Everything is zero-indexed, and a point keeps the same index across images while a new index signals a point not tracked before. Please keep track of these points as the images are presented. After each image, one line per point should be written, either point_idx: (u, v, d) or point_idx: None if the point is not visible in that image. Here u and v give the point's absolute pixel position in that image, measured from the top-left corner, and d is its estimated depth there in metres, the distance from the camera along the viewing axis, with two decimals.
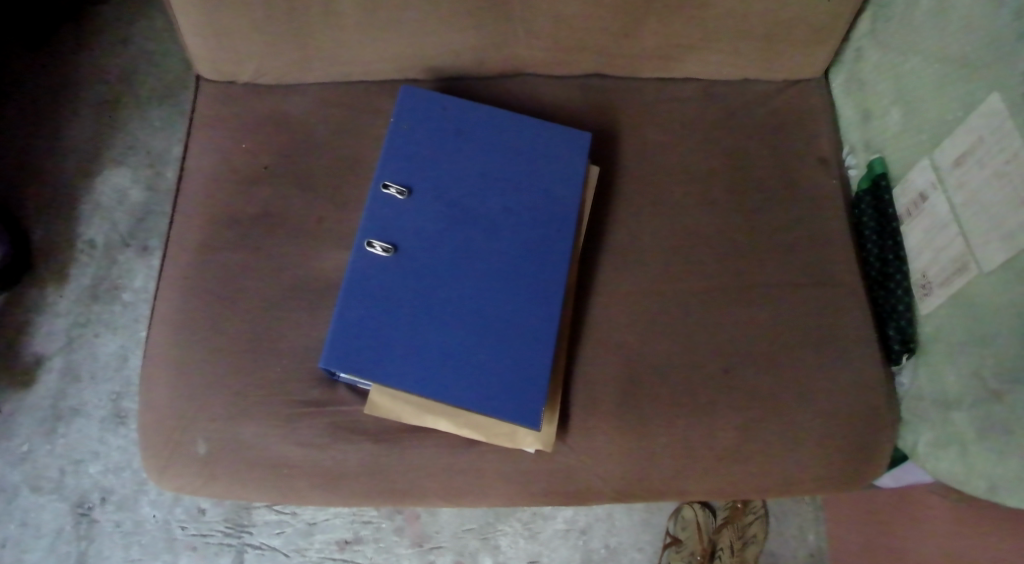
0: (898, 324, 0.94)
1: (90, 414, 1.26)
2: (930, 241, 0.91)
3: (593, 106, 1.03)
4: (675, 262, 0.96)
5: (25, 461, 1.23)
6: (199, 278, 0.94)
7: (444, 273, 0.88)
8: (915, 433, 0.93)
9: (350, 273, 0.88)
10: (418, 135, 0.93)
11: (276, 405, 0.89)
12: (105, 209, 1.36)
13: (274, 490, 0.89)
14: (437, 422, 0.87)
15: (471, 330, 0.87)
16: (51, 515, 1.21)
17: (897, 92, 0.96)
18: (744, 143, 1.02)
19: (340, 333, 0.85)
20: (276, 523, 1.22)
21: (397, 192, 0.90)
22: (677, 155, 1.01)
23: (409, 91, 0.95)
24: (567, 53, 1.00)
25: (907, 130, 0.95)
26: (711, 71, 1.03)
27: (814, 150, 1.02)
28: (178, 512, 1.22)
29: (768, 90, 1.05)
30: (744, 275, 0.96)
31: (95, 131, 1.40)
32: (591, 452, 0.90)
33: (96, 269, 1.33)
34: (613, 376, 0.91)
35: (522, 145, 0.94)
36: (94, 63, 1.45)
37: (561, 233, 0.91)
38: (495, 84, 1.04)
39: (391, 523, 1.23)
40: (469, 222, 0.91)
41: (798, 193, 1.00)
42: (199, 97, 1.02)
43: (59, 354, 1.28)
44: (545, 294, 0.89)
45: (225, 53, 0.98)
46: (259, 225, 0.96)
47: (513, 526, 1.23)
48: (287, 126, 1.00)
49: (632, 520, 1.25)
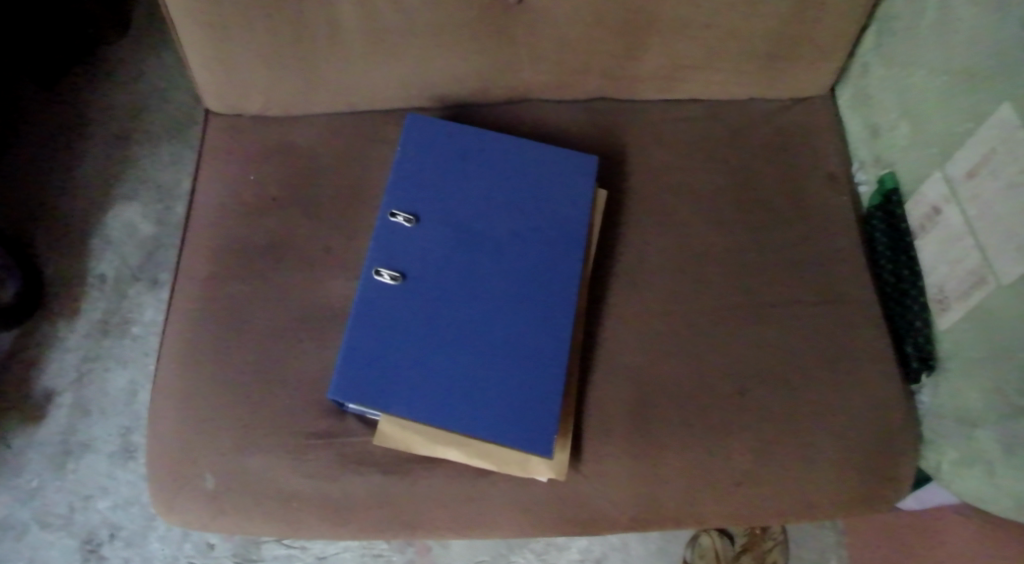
0: (917, 341, 0.92)
1: (99, 450, 1.25)
2: (945, 254, 0.89)
3: (599, 129, 1.02)
4: (686, 283, 0.95)
5: (35, 498, 1.22)
6: (207, 309, 0.93)
7: (452, 299, 0.88)
8: (938, 452, 0.90)
9: (357, 301, 0.87)
10: (426, 162, 0.93)
11: (285, 436, 0.88)
12: (115, 244, 1.37)
13: (282, 522, 0.87)
14: (447, 452, 0.85)
15: (480, 356, 0.86)
16: (60, 553, 1.19)
17: (905, 106, 0.96)
18: (752, 163, 1.01)
19: (349, 363, 0.84)
20: (286, 557, 1.20)
21: (405, 220, 0.90)
22: (685, 174, 1.00)
23: (416, 119, 0.95)
24: (573, 78, 1.00)
25: (917, 144, 0.94)
26: (717, 91, 1.03)
27: (824, 167, 1.02)
28: (187, 548, 1.20)
29: (774, 110, 1.04)
30: (758, 294, 0.94)
31: (106, 167, 1.42)
32: (606, 480, 0.88)
33: (106, 303, 1.33)
34: (626, 399, 0.90)
35: (529, 169, 0.94)
36: (106, 102, 1.47)
37: (570, 256, 0.90)
38: (501, 110, 1.04)
39: (402, 555, 1.20)
40: (477, 247, 0.90)
41: (808, 211, 0.99)
42: (208, 130, 1.02)
43: (70, 390, 1.28)
44: (555, 319, 0.88)
45: (232, 86, 0.98)
46: (267, 255, 0.95)
47: (526, 557, 1.21)
48: (294, 156, 1.00)
49: (647, 548, 1.23)
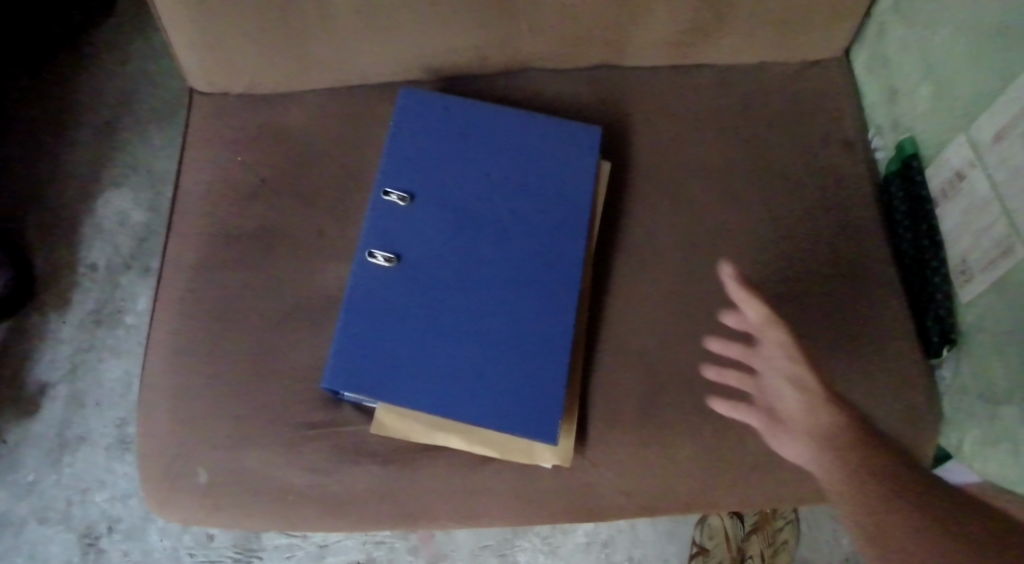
0: (938, 315, 0.88)
1: (95, 442, 1.22)
2: (968, 223, 0.84)
3: (602, 99, 0.98)
4: (696, 259, 0.91)
5: (32, 493, 1.19)
6: (196, 298, 0.89)
7: (451, 282, 0.84)
8: (960, 430, 0.87)
9: (351, 286, 0.83)
10: (421, 139, 0.89)
11: (281, 429, 0.85)
12: (106, 233, 1.33)
13: (280, 516, 0.85)
14: (450, 440, 0.83)
15: (481, 341, 0.82)
16: (59, 547, 1.17)
17: (927, 67, 0.91)
18: (763, 132, 0.96)
19: (344, 351, 0.81)
20: (287, 547, 1.17)
21: (399, 199, 0.86)
22: (694, 145, 0.95)
23: (409, 94, 0.91)
24: (574, 46, 0.95)
25: (939, 107, 0.89)
26: (726, 57, 0.98)
27: (838, 134, 0.97)
28: (186, 539, 1.18)
29: (785, 76, 0.99)
30: (771, 269, 0.90)
31: (94, 153, 1.37)
32: (614, 466, 0.85)
33: (98, 294, 1.30)
34: (635, 382, 0.86)
35: (529, 143, 0.90)
36: (92, 84, 1.41)
37: (574, 234, 0.86)
38: (499, 81, 0.99)
39: (405, 542, 1.18)
40: (475, 226, 0.86)
41: (823, 182, 0.94)
42: (193, 111, 0.98)
43: (64, 382, 1.25)
44: (559, 300, 0.84)
45: (216, 64, 0.93)
46: (257, 240, 0.91)
47: (531, 542, 1.18)
48: (283, 136, 0.96)
49: (655, 531, 1.20)
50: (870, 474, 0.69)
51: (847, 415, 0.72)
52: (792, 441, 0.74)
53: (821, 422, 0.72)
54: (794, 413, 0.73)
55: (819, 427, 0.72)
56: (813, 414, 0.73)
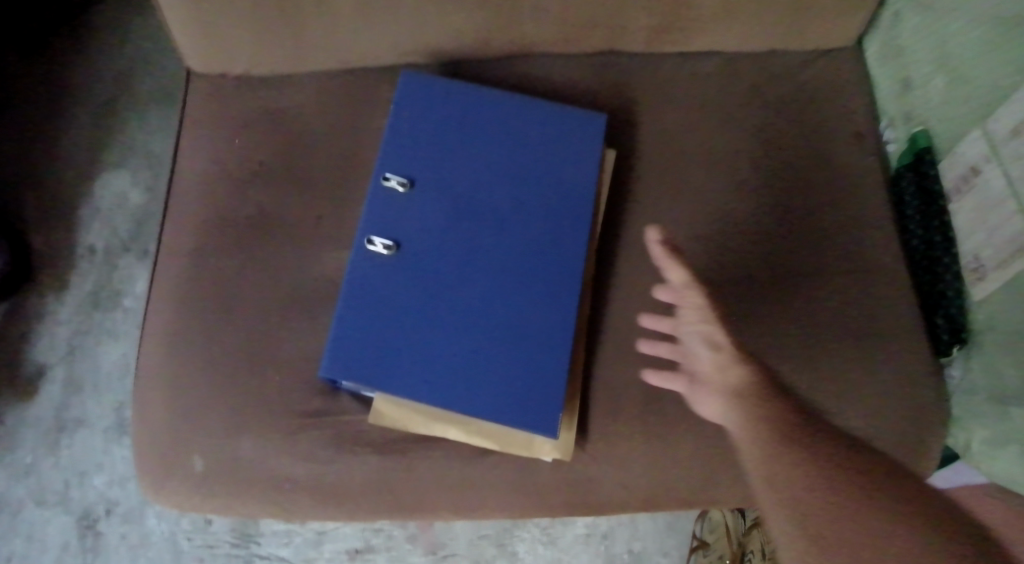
0: (948, 313, 0.87)
1: (93, 425, 1.21)
2: (982, 219, 0.82)
3: (607, 85, 0.96)
4: (701, 251, 0.89)
5: (30, 475, 1.19)
6: (192, 283, 0.88)
7: (451, 271, 0.82)
8: (967, 431, 0.84)
9: (349, 273, 0.82)
10: (421, 123, 0.87)
11: (278, 417, 0.84)
12: (104, 214, 1.32)
13: (276, 505, 0.84)
14: (448, 431, 0.82)
15: (481, 331, 0.81)
16: (56, 529, 1.17)
17: (943, 58, 0.88)
18: (771, 121, 0.94)
19: (340, 339, 0.79)
20: (285, 533, 1.17)
21: (399, 184, 0.84)
22: (701, 133, 0.93)
23: (410, 77, 0.88)
24: (579, 31, 0.93)
25: (954, 99, 0.87)
26: (735, 43, 0.96)
27: (849, 125, 0.95)
28: (184, 524, 1.17)
29: (795, 64, 0.97)
30: (777, 262, 0.88)
31: (92, 133, 1.35)
32: (614, 460, 0.83)
33: (96, 276, 1.28)
34: (637, 375, 0.85)
35: (532, 129, 0.88)
36: (90, 63, 1.39)
37: (576, 224, 0.85)
38: (502, 66, 0.97)
39: (403, 531, 1.17)
40: (476, 214, 0.84)
41: (832, 173, 0.92)
42: (191, 93, 0.96)
43: (62, 364, 1.24)
44: (560, 291, 0.82)
45: (214, 45, 0.91)
46: (255, 226, 0.90)
47: (530, 532, 1.18)
48: (281, 119, 0.94)
49: (655, 523, 1.19)
50: (777, 425, 0.67)
51: (761, 372, 0.71)
52: (711, 400, 0.73)
53: (731, 378, 0.72)
54: (707, 371, 0.73)
55: (729, 384, 0.71)
56: (723, 370, 0.72)
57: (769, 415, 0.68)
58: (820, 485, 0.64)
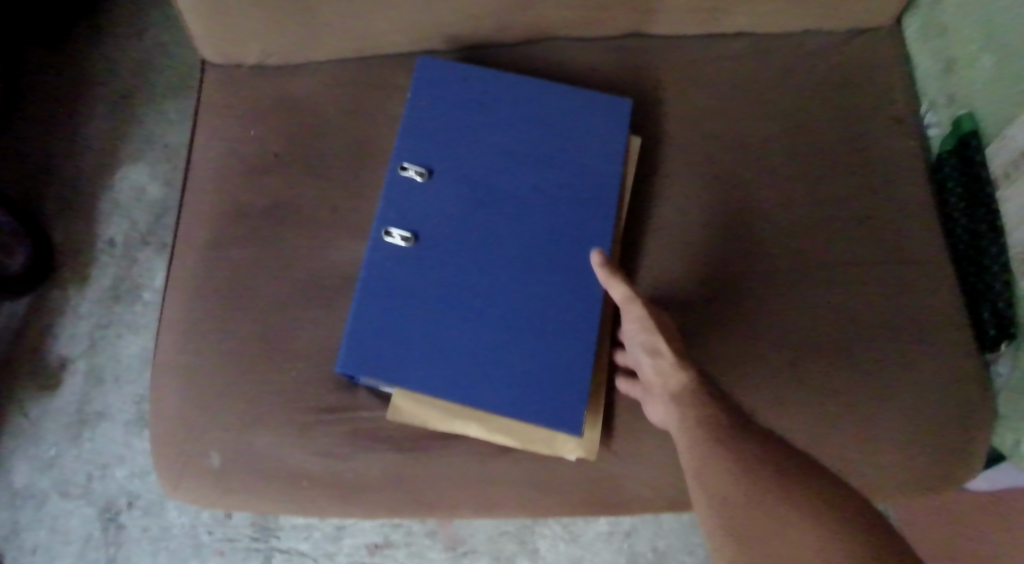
0: (994, 306, 0.83)
1: (114, 418, 1.21)
2: None
3: (632, 70, 0.92)
4: (730, 241, 0.85)
5: (53, 467, 1.19)
6: (207, 276, 0.86)
7: (470, 263, 0.80)
8: (1016, 431, 0.81)
9: (365, 265, 0.79)
10: (439, 110, 0.84)
11: (294, 413, 0.82)
12: (124, 207, 1.31)
13: (293, 502, 0.82)
14: (468, 428, 0.79)
15: (500, 325, 0.78)
16: (79, 521, 1.17)
17: (991, 36, 0.84)
18: (803, 106, 0.90)
19: (357, 334, 0.77)
20: (304, 527, 1.16)
21: (417, 174, 0.82)
22: (729, 118, 0.89)
23: (428, 63, 0.86)
24: (603, 13, 0.90)
25: (1004, 80, 0.83)
26: (766, 24, 0.92)
27: (887, 108, 0.90)
28: (204, 517, 1.17)
29: (830, 45, 0.93)
30: (809, 253, 0.85)
31: (111, 125, 1.35)
32: (640, 459, 0.81)
33: (116, 269, 1.28)
34: None
35: (553, 116, 0.85)
36: (108, 54, 1.38)
37: (600, 213, 0.81)
38: (522, 51, 0.94)
39: (422, 526, 1.16)
40: (496, 204, 0.81)
41: (868, 159, 0.88)
42: (204, 82, 0.94)
43: (83, 357, 1.24)
44: (583, 283, 0.79)
45: (227, 33, 0.89)
46: (270, 217, 0.88)
47: (551, 529, 1.15)
48: (296, 108, 0.92)
49: (680, 521, 1.16)
50: (711, 425, 0.68)
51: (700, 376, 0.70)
52: (659, 404, 0.73)
53: (671, 382, 0.71)
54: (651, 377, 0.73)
55: (669, 390, 0.71)
56: (665, 376, 0.71)
57: (705, 416, 0.68)
58: (743, 482, 0.65)
